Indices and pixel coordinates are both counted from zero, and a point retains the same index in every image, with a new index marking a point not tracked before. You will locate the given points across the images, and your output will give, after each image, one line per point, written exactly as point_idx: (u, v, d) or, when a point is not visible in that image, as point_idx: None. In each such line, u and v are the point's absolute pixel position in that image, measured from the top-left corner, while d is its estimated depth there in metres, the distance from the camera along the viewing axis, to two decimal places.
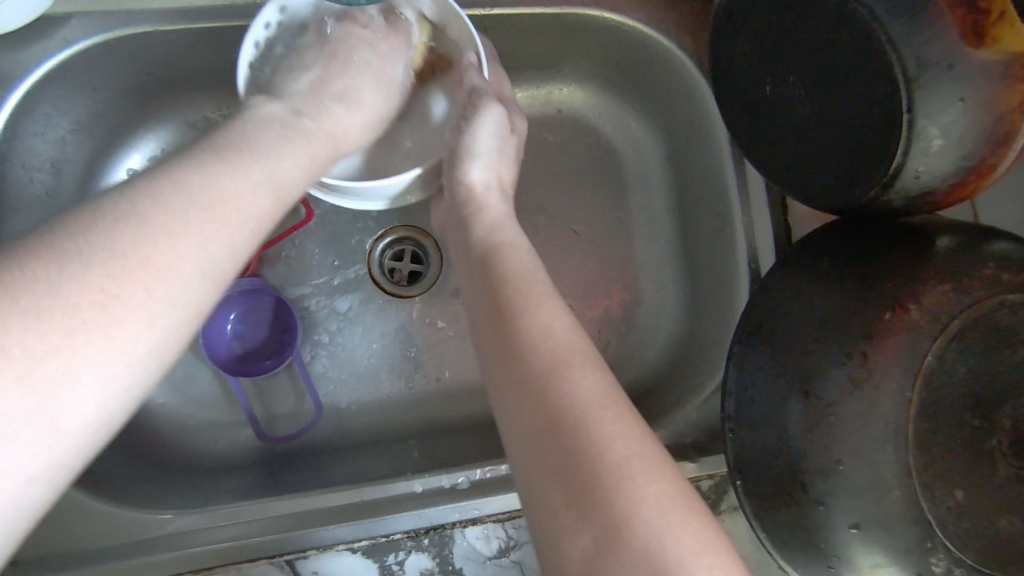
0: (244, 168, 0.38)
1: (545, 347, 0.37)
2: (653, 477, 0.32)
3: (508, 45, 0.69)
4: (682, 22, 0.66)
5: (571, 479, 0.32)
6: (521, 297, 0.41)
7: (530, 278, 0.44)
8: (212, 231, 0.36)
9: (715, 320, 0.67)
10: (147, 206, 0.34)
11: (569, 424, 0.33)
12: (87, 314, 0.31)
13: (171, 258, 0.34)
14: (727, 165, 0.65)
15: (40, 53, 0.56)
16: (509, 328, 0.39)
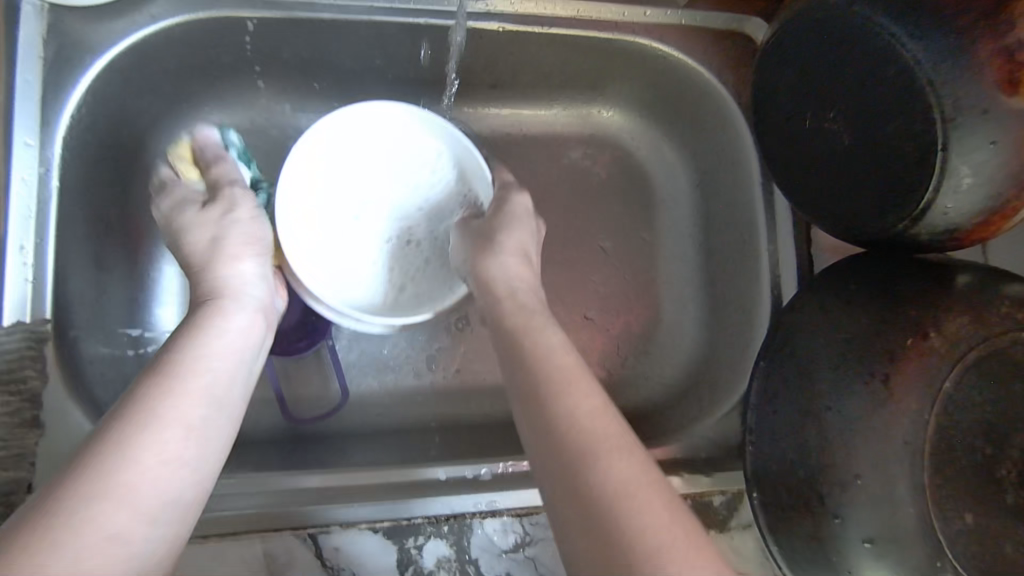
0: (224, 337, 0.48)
1: (581, 427, 0.39)
2: (680, 559, 0.33)
3: (557, 66, 0.73)
4: (724, 58, 0.70)
5: (605, 559, 0.33)
6: (555, 378, 0.43)
7: (563, 357, 0.45)
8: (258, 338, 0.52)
9: (734, 342, 0.69)
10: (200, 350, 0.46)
11: (610, 507, 0.35)
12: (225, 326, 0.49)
13: (180, 455, 0.40)
14: (755, 195, 0.68)
15: (126, 26, 0.59)
16: (548, 408, 0.41)
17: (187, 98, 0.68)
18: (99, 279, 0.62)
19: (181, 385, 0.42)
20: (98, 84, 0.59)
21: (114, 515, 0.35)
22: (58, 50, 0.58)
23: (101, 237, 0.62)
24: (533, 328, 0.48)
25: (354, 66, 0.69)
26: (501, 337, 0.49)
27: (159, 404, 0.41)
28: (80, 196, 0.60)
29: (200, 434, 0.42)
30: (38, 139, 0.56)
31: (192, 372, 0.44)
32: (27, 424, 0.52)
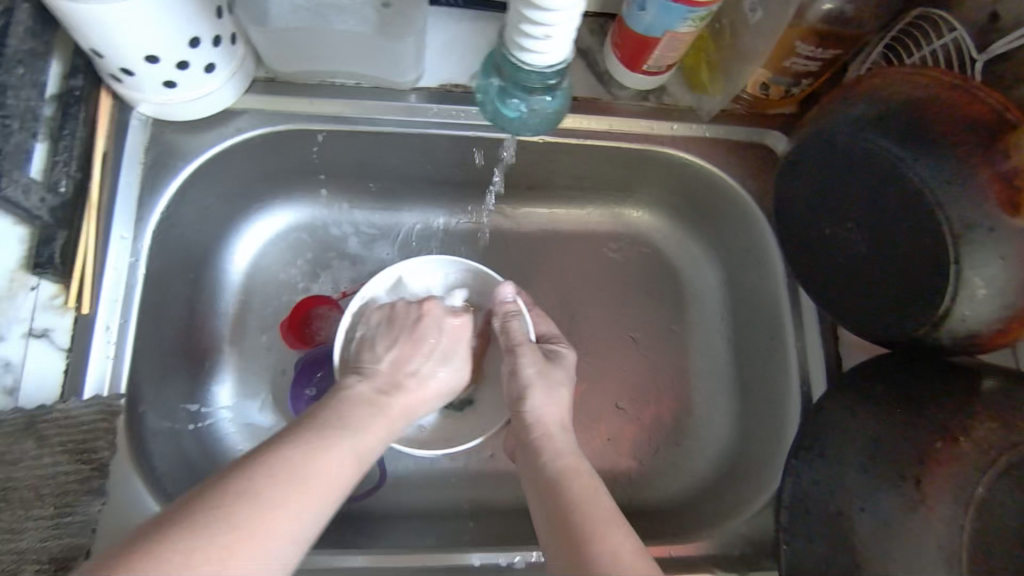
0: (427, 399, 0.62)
1: (616, 571, 0.45)
2: None
3: (591, 172, 0.79)
4: (747, 167, 0.75)
5: None
6: (590, 524, 0.48)
7: (597, 502, 0.51)
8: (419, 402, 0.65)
9: (765, 436, 0.70)
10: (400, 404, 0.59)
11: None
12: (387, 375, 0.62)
13: (301, 504, 0.44)
14: (782, 293, 0.71)
15: (215, 136, 0.68)
16: (582, 553, 0.47)
17: (258, 195, 0.76)
18: (166, 358, 0.67)
19: (321, 440, 0.49)
20: (186, 184, 0.68)
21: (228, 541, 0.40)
22: (155, 157, 0.67)
23: (173, 319, 0.68)
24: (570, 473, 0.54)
25: (409, 169, 0.77)
26: (539, 475, 0.55)
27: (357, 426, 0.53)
28: (161, 283, 0.66)
29: (325, 482, 0.46)
30: (132, 233, 0.64)
31: (331, 433, 0.50)
32: (93, 491, 0.56)
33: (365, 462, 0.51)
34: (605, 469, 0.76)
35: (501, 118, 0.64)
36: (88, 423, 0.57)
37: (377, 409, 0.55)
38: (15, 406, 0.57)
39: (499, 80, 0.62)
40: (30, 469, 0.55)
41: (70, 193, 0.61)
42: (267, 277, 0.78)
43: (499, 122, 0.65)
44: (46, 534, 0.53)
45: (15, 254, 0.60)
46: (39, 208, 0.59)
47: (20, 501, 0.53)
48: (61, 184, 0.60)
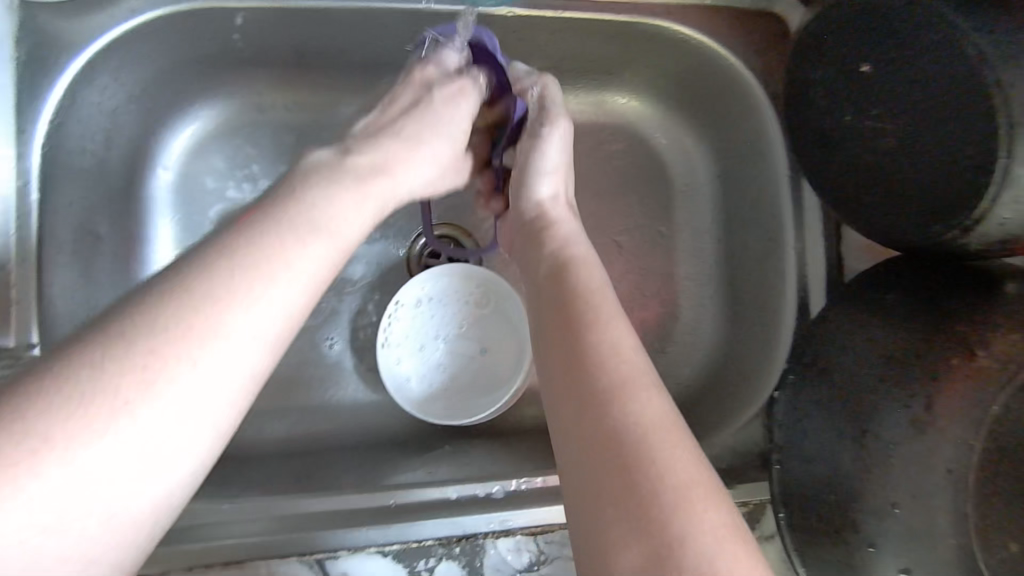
0: (338, 179, 0.41)
1: (611, 361, 0.35)
2: (672, 445, 0.31)
3: (569, 49, 0.67)
4: (753, 42, 0.64)
5: (618, 476, 0.30)
6: (592, 307, 0.39)
7: (598, 289, 0.41)
8: (331, 211, 0.38)
9: (755, 344, 0.66)
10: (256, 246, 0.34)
11: (670, 504, 0.29)
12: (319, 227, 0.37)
13: (247, 254, 0.33)
14: (782, 190, 0.64)
15: (103, 23, 0.55)
16: (581, 332, 0.37)
17: (173, 93, 0.63)
18: (89, 293, 0.59)
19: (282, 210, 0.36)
20: (78, 85, 0.55)
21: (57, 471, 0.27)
22: (32, 50, 0.54)
23: (88, 251, 0.59)
24: (587, 294, 0.40)
25: (354, 53, 0.64)
26: (539, 266, 0.46)
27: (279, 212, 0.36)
28: (64, 209, 0.56)
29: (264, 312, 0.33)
30: (17, 149, 0.53)
31: (293, 201, 0.37)
32: None
33: (341, 242, 0.38)
34: None
35: None
36: None
37: (339, 176, 0.41)
38: None
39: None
40: None
41: None
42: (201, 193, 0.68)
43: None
44: None
45: None
46: None
47: None
48: None
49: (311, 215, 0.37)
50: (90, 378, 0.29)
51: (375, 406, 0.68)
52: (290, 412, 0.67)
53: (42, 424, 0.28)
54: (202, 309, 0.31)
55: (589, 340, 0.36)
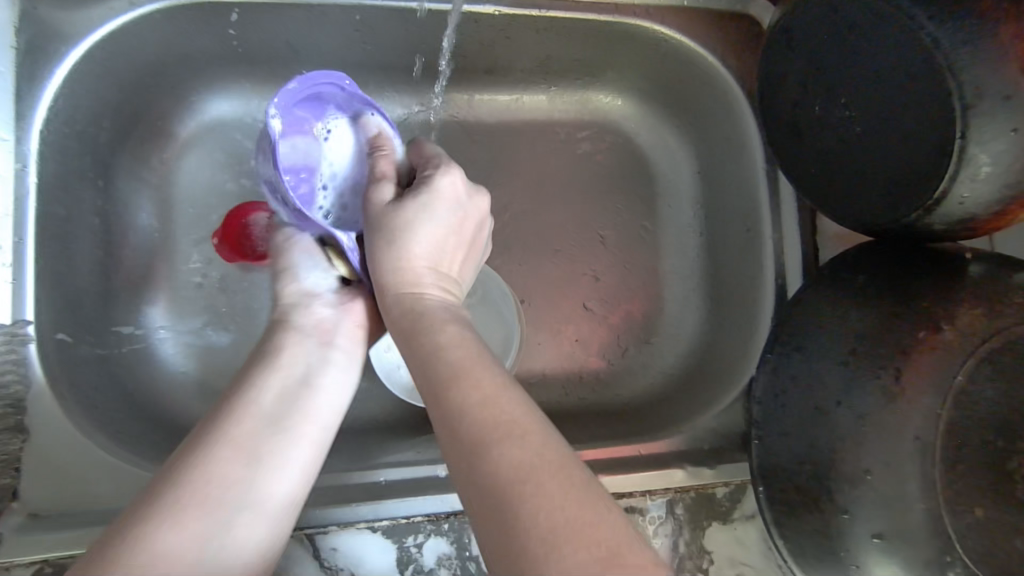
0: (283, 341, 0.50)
1: (465, 383, 0.37)
2: (535, 454, 0.33)
3: (554, 49, 0.70)
4: (729, 43, 0.67)
5: (490, 506, 0.32)
6: (432, 339, 0.42)
7: (446, 319, 0.44)
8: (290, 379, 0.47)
9: (735, 331, 0.68)
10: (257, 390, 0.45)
11: (533, 523, 0.30)
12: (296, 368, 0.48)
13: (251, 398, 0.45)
14: (760, 184, 0.67)
15: (104, 14, 0.57)
16: (432, 365, 0.40)
17: (170, 85, 0.65)
18: (83, 277, 0.60)
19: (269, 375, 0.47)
20: (77, 73, 0.57)
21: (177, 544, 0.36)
22: (29, 39, 0.55)
23: (83, 235, 0.60)
24: (441, 348, 0.41)
25: (344, 50, 0.66)
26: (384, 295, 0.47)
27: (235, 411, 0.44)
28: (60, 193, 0.57)
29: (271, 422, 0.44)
30: (13, 135, 0.54)
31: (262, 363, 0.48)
32: (11, 429, 0.51)
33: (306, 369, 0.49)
34: (573, 370, 0.74)
35: None
36: None
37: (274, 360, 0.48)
38: None
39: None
40: None
41: None
42: (194, 184, 0.69)
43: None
44: None
45: None
46: None
47: None
48: None
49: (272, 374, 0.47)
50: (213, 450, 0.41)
51: (365, 393, 0.69)
52: None
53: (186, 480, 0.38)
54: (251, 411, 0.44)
55: (439, 371, 0.39)
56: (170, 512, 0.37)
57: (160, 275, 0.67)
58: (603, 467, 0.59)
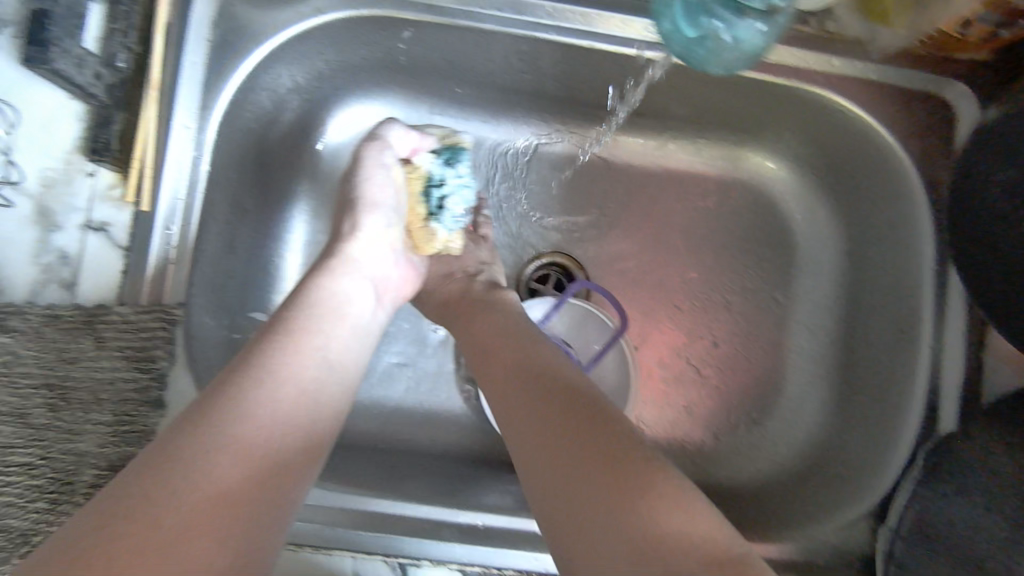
0: (335, 313, 0.52)
1: (579, 412, 0.45)
2: (645, 488, 0.39)
3: (716, 102, 0.67)
4: (914, 124, 0.62)
5: (602, 514, 0.38)
6: (560, 377, 0.49)
7: (552, 362, 0.51)
8: (319, 343, 0.49)
9: (869, 438, 0.63)
10: (285, 346, 0.47)
11: (651, 543, 0.36)
12: (329, 340, 0.50)
13: (285, 360, 0.45)
14: (926, 284, 0.61)
15: (291, 16, 0.58)
16: (555, 391, 0.48)
17: (333, 87, 0.66)
18: (229, 263, 0.62)
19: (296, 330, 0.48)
20: (257, 71, 0.59)
21: (188, 500, 0.36)
22: (222, 34, 0.57)
23: (236, 223, 0.62)
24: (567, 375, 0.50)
25: (503, 75, 0.66)
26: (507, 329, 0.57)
27: (266, 361, 0.45)
28: (223, 183, 0.59)
29: (284, 388, 0.44)
30: (196, 122, 0.56)
31: (305, 330, 0.49)
32: (151, 402, 0.53)
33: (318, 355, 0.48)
34: (675, 437, 0.71)
35: (691, 49, 0.52)
36: (145, 329, 0.53)
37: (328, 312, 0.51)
38: (74, 303, 0.54)
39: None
40: (89, 371, 0.52)
41: (126, 69, 0.54)
42: (337, 185, 0.71)
43: (668, 37, 0.52)
44: (104, 440, 0.51)
45: (73, 136, 0.54)
46: (94, 86, 0.53)
47: (80, 402, 0.52)
48: (118, 58, 0.54)
49: (313, 340, 0.48)
50: (212, 404, 0.41)
51: (462, 421, 0.68)
52: (383, 409, 0.67)
53: (200, 434, 0.39)
54: (275, 349, 0.46)
55: (564, 398, 0.47)
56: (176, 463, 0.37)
57: (296, 268, 0.69)
58: None
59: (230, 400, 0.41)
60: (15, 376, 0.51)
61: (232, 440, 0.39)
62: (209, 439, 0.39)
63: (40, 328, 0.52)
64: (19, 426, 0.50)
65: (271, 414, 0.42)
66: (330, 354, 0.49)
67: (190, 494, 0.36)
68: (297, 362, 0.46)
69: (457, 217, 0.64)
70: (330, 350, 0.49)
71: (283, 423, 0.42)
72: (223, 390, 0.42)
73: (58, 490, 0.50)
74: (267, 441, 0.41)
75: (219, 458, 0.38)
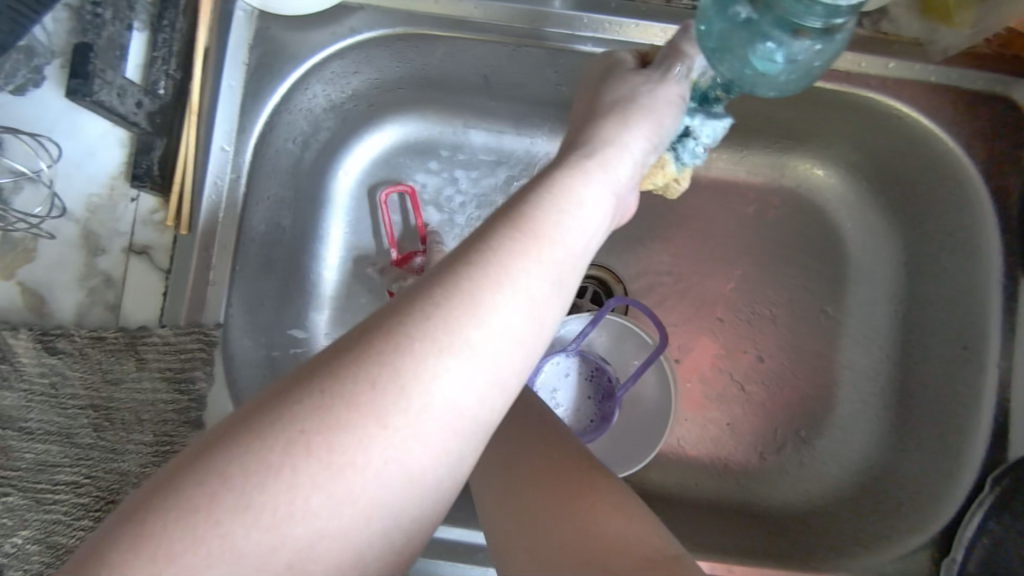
0: (501, 274, 0.30)
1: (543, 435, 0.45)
2: (598, 499, 0.38)
3: (763, 108, 0.64)
4: (978, 128, 0.58)
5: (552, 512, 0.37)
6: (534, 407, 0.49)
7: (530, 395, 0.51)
8: (471, 343, 0.28)
9: (929, 462, 0.59)
10: (445, 337, 0.28)
11: (593, 534, 0.35)
12: (472, 340, 0.28)
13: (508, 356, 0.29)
14: (993, 299, 0.57)
15: (327, 38, 0.59)
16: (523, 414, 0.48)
17: (369, 104, 0.66)
18: (268, 283, 0.63)
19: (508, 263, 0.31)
20: (293, 93, 0.59)
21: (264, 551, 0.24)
22: (260, 57, 0.58)
23: (275, 243, 0.63)
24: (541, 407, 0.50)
25: (540, 89, 0.65)
26: None
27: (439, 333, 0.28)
28: (262, 203, 0.60)
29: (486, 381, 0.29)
30: (233, 145, 0.57)
31: (466, 303, 0.28)
32: (190, 423, 0.54)
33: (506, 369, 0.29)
34: (719, 456, 0.68)
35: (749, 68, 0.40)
36: (185, 352, 0.54)
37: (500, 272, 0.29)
38: (119, 325, 0.56)
39: (748, 9, 0.38)
40: (131, 391, 0.54)
41: (168, 96, 0.57)
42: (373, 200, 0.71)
43: (716, 61, 0.41)
44: (145, 460, 0.53)
45: (117, 160, 0.57)
46: (137, 114, 0.55)
47: (123, 422, 0.53)
48: (160, 85, 0.56)
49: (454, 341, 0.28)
50: (319, 408, 0.26)
51: None
52: None
53: (300, 445, 0.25)
54: (445, 329, 0.28)
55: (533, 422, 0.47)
56: (265, 485, 0.25)
57: (331, 285, 0.69)
58: None
59: (375, 401, 0.26)
60: (63, 396, 0.53)
61: (347, 478, 0.25)
62: (348, 467, 0.25)
63: (85, 349, 0.53)
64: (66, 445, 0.52)
65: (411, 437, 0.26)
66: (461, 380, 0.28)
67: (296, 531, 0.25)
68: (419, 386, 0.27)
69: (698, 151, 0.49)
70: (522, 331, 0.30)
71: (418, 464, 0.27)
72: (340, 379, 0.26)
73: (103, 509, 0.51)
74: (408, 479, 0.27)
75: (346, 482, 0.26)
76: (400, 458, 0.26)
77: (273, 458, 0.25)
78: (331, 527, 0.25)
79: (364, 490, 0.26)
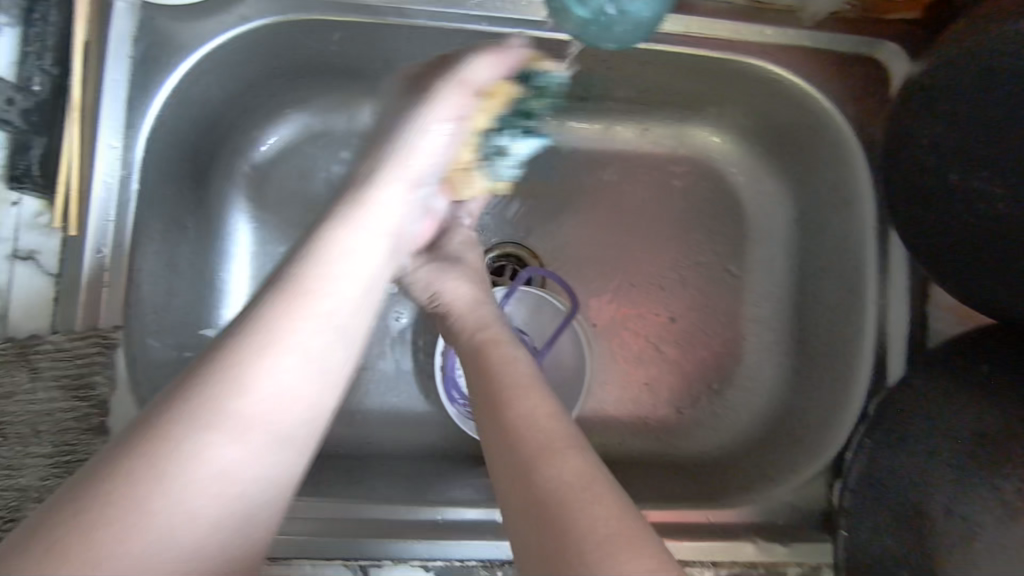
0: (295, 313, 0.38)
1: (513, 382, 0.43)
2: (565, 457, 0.36)
3: (655, 80, 0.67)
4: (847, 88, 0.62)
5: (520, 483, 0.36)
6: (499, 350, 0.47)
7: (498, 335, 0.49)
8: (281, 371, 0.37)
9: (823, 399, 0.63)
10: (247, 374, 0.36)
11: (554, 506, 0.34)
12: (279, 368, 0.37)
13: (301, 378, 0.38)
14: (868, 244, 0.62)
15: (214, 27, 0.57)
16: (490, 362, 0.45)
17: (268, 94, 0.65)
18: (172, 282, 0.61)
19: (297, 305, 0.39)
20: (182, 85, 0.58)
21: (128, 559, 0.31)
22: (145, 49, 0.56)
23: (176, 241, 0.61)
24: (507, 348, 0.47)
25: None
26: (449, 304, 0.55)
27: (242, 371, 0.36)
28: (156, 200, 0.59)
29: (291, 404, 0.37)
30: (122, 141, 0.55)
31: (259, 345, 0.37)
32: (94, 430, 0.52)
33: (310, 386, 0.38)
34: (638, 415, 0.71)
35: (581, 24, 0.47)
36: (84, 358, 0.52)
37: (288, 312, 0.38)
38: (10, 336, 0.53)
39: None
40: (25, 403, 0.52)
41: (44, 92, 0.54)
42: (282, 192, 0.70)
43: (559, 18, 0.48)
44: (46, 472, 0.51)
45: None
46: (9, 111, 0.53)
47: (19, 437, 0.51)
48: (34, 82, 0.54)
49: (261, 372, 0.36)
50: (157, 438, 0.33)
51: (425, 418, 0.68)
52: (344, 413, 0.67)
53: (141, 476, 0.32)
54: (250, 362, 0.36)
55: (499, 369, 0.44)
56: (126, 508, 0.32)
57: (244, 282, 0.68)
58: (669, 531, 0.56)
59: (198, 429, 0.34)
60: None
61: (180, 498, 0.33)
62: (183, 479, 0.33)
63: None
64: None
65: (224, 459, 0.34)
66: (272, 397, 0.36)
67: (150, 540, 0.32)
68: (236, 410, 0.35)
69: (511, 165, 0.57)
70: (313, 357, 0.38)
71: (249, 468, 0.35)
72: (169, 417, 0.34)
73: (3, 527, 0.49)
74: (244, 483, 0.35)
75: (184, 498, 0.33)
76: (228, 465, 0.35)
77: (119, 485, 0.32)
78: (179, 539, 0.33)
79: (203, 499, 0.34)
